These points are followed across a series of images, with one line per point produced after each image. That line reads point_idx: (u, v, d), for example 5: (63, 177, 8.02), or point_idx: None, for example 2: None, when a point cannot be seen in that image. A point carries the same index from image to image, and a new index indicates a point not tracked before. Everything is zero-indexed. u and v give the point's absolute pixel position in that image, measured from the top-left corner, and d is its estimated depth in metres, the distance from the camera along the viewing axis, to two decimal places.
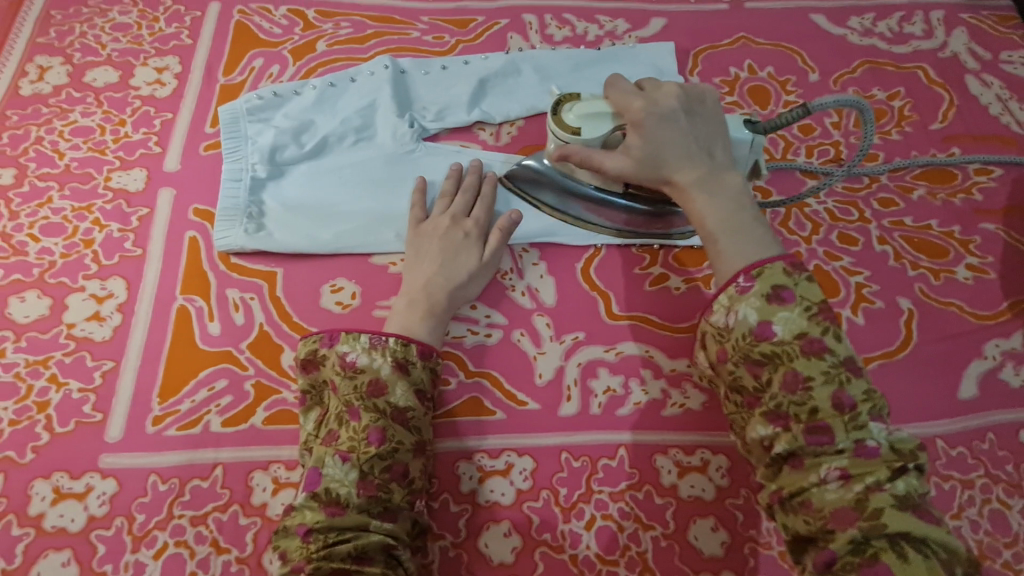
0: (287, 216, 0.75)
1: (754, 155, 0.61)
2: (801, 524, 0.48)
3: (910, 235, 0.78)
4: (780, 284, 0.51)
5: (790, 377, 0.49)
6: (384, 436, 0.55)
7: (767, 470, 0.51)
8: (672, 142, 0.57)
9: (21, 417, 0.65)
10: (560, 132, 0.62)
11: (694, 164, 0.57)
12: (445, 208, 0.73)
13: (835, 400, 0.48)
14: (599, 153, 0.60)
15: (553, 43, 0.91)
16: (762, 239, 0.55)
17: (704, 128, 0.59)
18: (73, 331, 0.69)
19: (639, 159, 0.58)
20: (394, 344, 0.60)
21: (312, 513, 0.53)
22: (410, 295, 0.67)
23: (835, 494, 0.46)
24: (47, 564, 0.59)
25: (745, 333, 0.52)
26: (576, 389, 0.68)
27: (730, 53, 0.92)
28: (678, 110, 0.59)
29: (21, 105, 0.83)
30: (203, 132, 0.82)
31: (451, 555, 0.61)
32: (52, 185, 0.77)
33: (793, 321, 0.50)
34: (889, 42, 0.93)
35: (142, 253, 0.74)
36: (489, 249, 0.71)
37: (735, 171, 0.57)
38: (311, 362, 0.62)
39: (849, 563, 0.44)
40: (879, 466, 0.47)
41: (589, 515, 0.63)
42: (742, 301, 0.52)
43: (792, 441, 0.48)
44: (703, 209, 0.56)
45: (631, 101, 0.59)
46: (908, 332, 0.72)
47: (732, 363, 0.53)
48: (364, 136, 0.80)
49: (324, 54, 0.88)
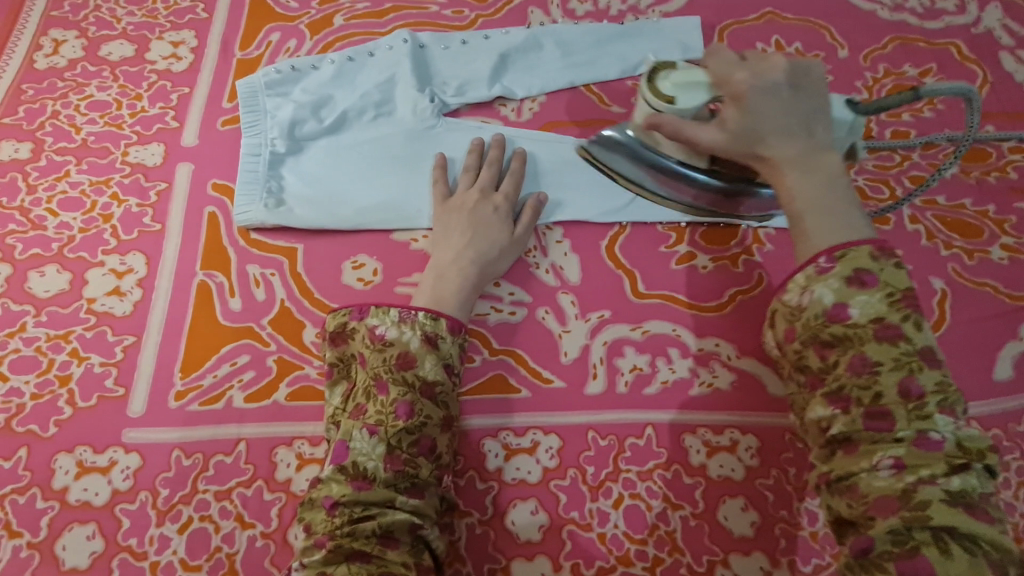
0: (307, 192, 0.74)
1: (851, 139, 0.57)
2: (843, 507, 0.46)
3: (943, 215, 0.76)
4: (864, 268, 0.49)
5: (858, 361, 0.47)
6: (412, 410, 0.54)
7: (820, 451, 0.49)
8: (774, 116, 0.53)
9: (43, 391, 0.65)
10: (654, 100, 0.59)
11: (793, 142, 0.53)
12: (470, 183, 0.73)
13: (902, 387, 0.46)
14: (692, 124, 0.56)
15: (575, 17, 0.89)
16: (855, 224, 0.52)
17: (809, 105, 0.55)
18: (93, 306, 0.68)
19: (734, 133, 0.55)
20: (424, 318, 0.59)
21: (338, 486, 0.52)
22: (440, 270, 0.66)
23: (884, 481, 0.44)
24: (73, 537, 0.59)
25: (818, 313, 0.50)
26: (602, 368, 0.67)
27: (757, 29, 0.89)
28: (785, 82, 0.54)
29: (37, 79, 0.81)
30: (220, 107, 0.80)
31: (478, 531, 0.61)
32: (69, 160, 0.76)
33: (870, 305, 0.48)
34: (921, 17, 0.90)
35: (161, 228, 0.73)
36: (519, 225, 0.71)
37: (834, 154, 0.54)
38: (340, 336, 0.62)
39: (887, 552, 0.43)
40: (938, 460, 0.44)
41: (617, 494, 0.62)
42: (821, 281, 0.50)
43: (849, 424, 0.47)
44: (795, 188, 0.53)
45: (733, 72, 0.55)
46: (941, 313, 0.71)
47: (800, 341, 0.51)
48: (384, 111, 0.79)
49: (341, 28, 0.86)
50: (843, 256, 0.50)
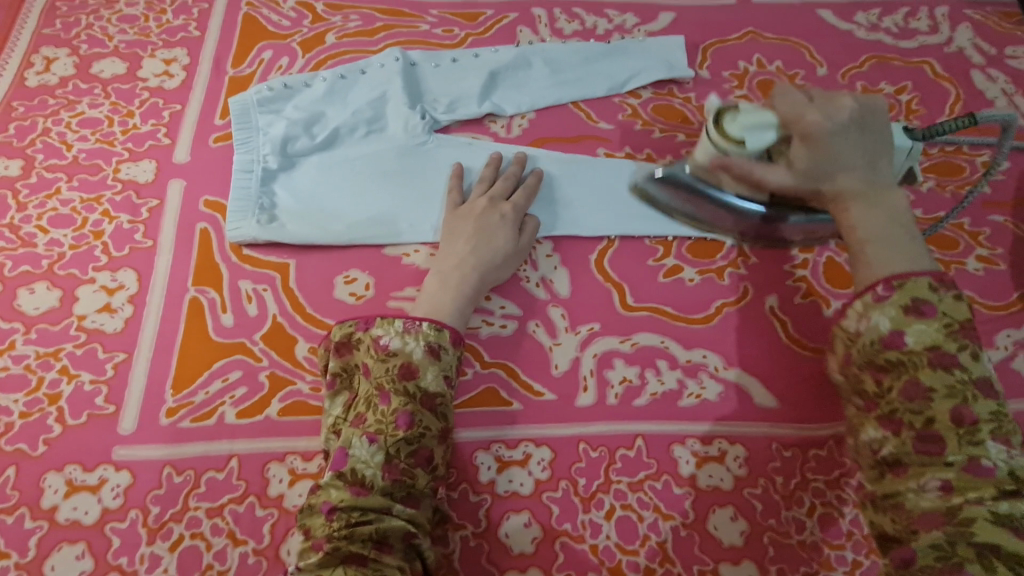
0: (299, 207, 0.75)
1: (908, 162, 0.61)
2: (887, 522, 0.49)
3: (919, 227, 0.79)
4: (923, 298, 0.51)
5: (911, 386, 0.50)
6: (413, 420, 0.55)
7: (869, 472, 0.52)
8: (843, 154, 0.55)
9: (32, 409, 0.64)
10: (721, 142, 0.59)
11: (858, 175, 0.55)
12: (483, 191, 0.74)
13: (956, 414, 0.48)
14: (760, 166, 0.57)
15: (563, 36, 0.91)
16: (919, 258, 0.53)
17: (874, 141, 0.56)
18: (84, 323, 0.68)
19: (802, 172, 0.56)
20: (428, 328, 0.60)
21: (337, 492, 0.52)
22: (442, 274, 0.67)
23: (931, 501, 0.47)
24: (61, 557, 0.58)
25: (873, 339, 0.52)
26: (593, 380, 0.68)
27: (739, 48, 0.92)
28: (850, 121, 0.55)
29: (27, 97, 0.82)
30: (212, 124, 0.81)
31: (472, 544, 0.61)
32: (60, 177, 0.76)
33: (926, 333, 0.50)
34: (895, 37, 0.94)
35: (153, 244, 0.73)
36: (523, 236, 0.72)
37: (900, 191, 0.55)
38: (345, 346, 0.62)
39: (929, 566, 0.45)
40: (987, 484, 0.46)
41: (609, 505, 0.62)
42: (878, 309, 0.52)
43: (899, 446, 0.50)
44: (862, 224, 0.54)
45: (802, 110, 0.55)
46: None
47: (854, 366, 0.53)
48: (376, 128, 0.80)
49: (333, 46, 0.88)
50: (901, 285, 0.52)
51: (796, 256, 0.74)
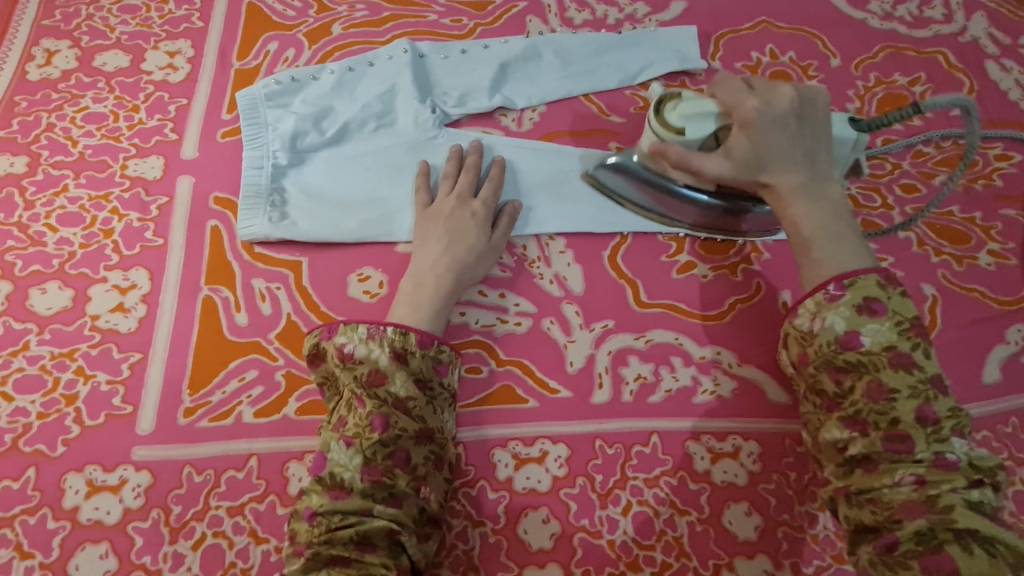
0: (309, 204, 0.74)
1: (855, 155, 0.64)
2: (867, 515, 0.52)
3: (932, 222, 0.79)
4: (873, 296, 0.56)
5: (875, 387, 0.53)
6: (387, 423, 0.56)
7: (837, 468, 0.55)
8: (780, 150, 0.60)
9: (49, 410, 0.64)
10: (662, 131, 0.64)
11: (798, 172, 0.60)
12: (449, 189, 0.73)
13: (919, 413, 0.52)
14: (698, 155, 0.62)
15: (573, 26, 0.90)
16: (856, 251, 0.58)
17: (814, 133, 0.61)
18: (98, 323, 0.68)
19: (742, 161, 0.60)
20: (392, 333, 0.61)
21: (317, 497, 0.55)
22: (417, 279, 0.67)
23: (907, 494, 0.50)
24: (85, 557, 0.59)
25: (830, 340, 0.56)
26: (608, 377, 0.68)
27: (752, 38, 0.91)
28: (788, 114, 0.60)
29: (30, 91, 0.80)
30: (220, 119, 0.80)
31: (491, 541, 0.62)
32: (67, 174, 0.75)
33: (881, 333, 0.54)
34: (909, 26, 0.92)
35: (164, 243, 0.72)
36: (497, 231, 0.72)
37: (836, 182, 0.61)
38: (317, 357, 0.63)
39: (911, 551, 0.48)
40: (958, 475, 0.50)
41: (625, 501, 0.63)
42: (831, 309, 0.56)
43: (869, 446, 0.53)
44: (800, 216, 0.60)
45: (743, 101, 0.61)
46: (933, 318, 0.73)
47: (814, 366, 0.57)
48: (385, 122, 0.79)
49: (341, 37, 0.86)
50: (851, 284, 0.57)
51: None
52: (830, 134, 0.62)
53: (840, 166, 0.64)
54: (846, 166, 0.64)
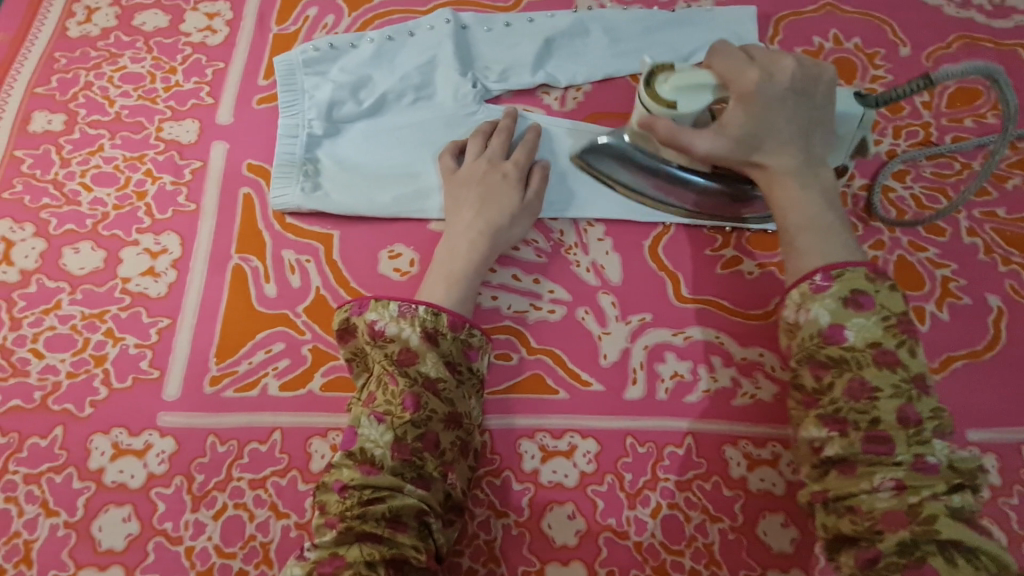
0: (342, 175, 0.72)
1: (863, 132, 0.59)
2: (846, 524, 0.48)
3: (1002, 228, 0.73)
4: (861, 290, 0.52)
5: (856, 385, 0.49)
6: (418, 403, 0.55)
7: (813, 471, 0.51)
8: (774, 128, 0.57)
9: (78, 369, 0.64)
10: (652, 103, 0.58)
11: (791, 155, 0.57)
12: (479, 152, 0.70)
13: (901, 414, 0.48)
14: (688, 131, 0.57)
15: (624, 2, 0.85)
16: (847, 245, 0.55)
17: (812, 114, 0.58)
18: (128, 286, 0.67)
19: (736, 139, 0.57)
20: (424, 313, 0.59)
21: (348, 471, 0.53)
22: (450, 246, 0.65)
23: (887, 501, 0.47)
24: (108, 519, 0.59)
25: (813, 333, 0.52)
26: (642, 372, 0.65)
27: (815, 22, 0.85)
28: (788, 88, 0.57)
29: (69, 48, 0.79)
30: (256, 84, 0.78)
31: (514, 533, 0.60)
32: (103, 134, 0.75)
33: (867, 328, 0.50)
34: (988, 15, 0.85)
35: (196, 208, 0.71)
36: (531, 193, 0.69)
37: (829, 169, 0.58)
38: (347, 333, 0.61)
39: (894, 563, 0.45)
40: (939, 480, 0.47)
41: (655, 503, 0.61)
42: (817, 300, 0.52)
43: (847, 446, 0.49)
44: (791, 202, 0.57)
45: (743, 73, 0.57)
46: (997, 331, 0.69)
47: (795, 360, 0.53)
48: (424, 94, 0.76)
49: (381, 5, 0.83)
50: (839, 276, 0.53)
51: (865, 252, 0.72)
52: (834, 114, 0.57)
53: (845, 148, 0.59)
54: (852, 145, 0.59)
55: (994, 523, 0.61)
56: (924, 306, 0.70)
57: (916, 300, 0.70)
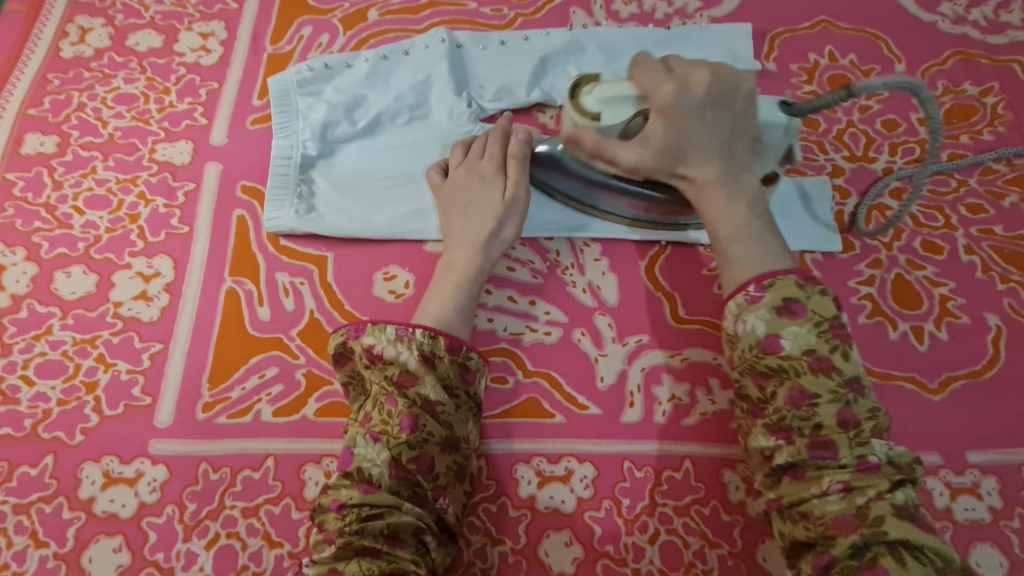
0: (337, 196, 0.72)
1: (788, 140, 0.59)
2: (800, 531, 0.48)
3: (1000, 246, 0.73)
4: (792, 297, 0.51)
5: (796, 393, 0.49)
6: (416, 424, 0.54)
7: (766, 478, 0.51)
8: (696, 135, 0.57)
9: (69, 397, 0.63)
10: (578, 116, 0.60)
11: (714, 163, 0.57)
12: (457, 160, 0.69)
13: (840, 418, 0.48)
14: (614, 141, 0.58)
15: (619, 20, 0.85)
16: (777, 250, 0.55)
17: (733, 122, 0.58)
18: (120, 311, 0.67)
19: (660, 150, 0.57)
20: (421, 336, 0.58)
21: (345, 490, 0.52)
22: (447, 260, 0.65)
23: (836, 505, 0.47)
24: (99, 550, 0.58)
25: (751, 344, 0.51)
26: (640, 395, 0.65)
27: (810, 38, 0.85)
28: (703, 100, 0.58)
29: (62, 69, 0.79)
30: (250, 105, 0.77)
31: (511, 561, 0.59)
32: (96, 155, 0.74)
33: (801, 336, 0.50)
34: (983, 31, 0.86)
35: (189, 230, 0.71)
36: (512, 185, 0.66)
37: (754, 174, 0.58)
38: (343, 356, 0.60)
39: (849, 567, 0.44)
40: (881, 478, 0.47)
41: (653, 529, 0.60)
42: (751, 311, 0.52)
43: (794, 454, 0.48)
44: (719, 211, 0.57)
45: (659, 85, 0.58)
46: (995, 351, 0.68)
47: (738, 372, 0.53)
48: (418, 114, 0.76)
49: (376, 24, 0.83)
50: (771, 285, 0.52)
51: (863, 271, 0.72)
52: (753, 122, 0.58)
53: (771, 154, 0.59)
54: (778, 153, 0.60)
55: (995, 546, 0.61)
56: (922, 325, 0.69)
57: (914, 318, 0.70)
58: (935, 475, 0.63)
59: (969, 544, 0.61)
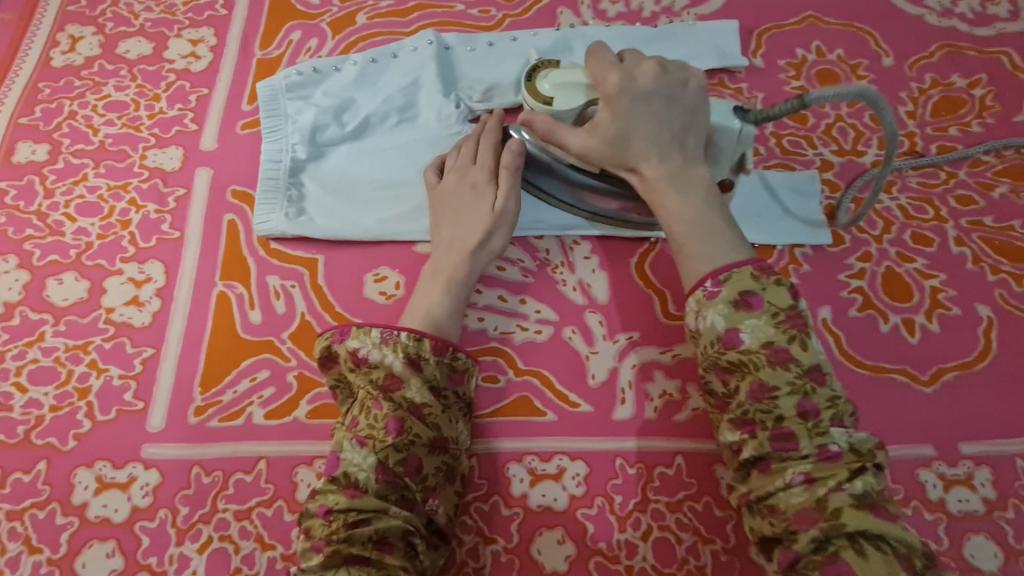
0: (326, 199, 0.72)
1: (740, 148, 0.59)
2: (765, 526, 0.49)
3: (990, 237, 0.73)
4: (749, 290, 0.51)
5: (757, 387, 0.49)
6: (402, 427, 0.54)
7: (737, 473, 0.52)
8: (644, 130, 0.56)
9: (61, 403, 0.64)
10: (532, 99, 0.59)
11: (664, 157, 0.56)
12: (450, 164, 0.69)
13: (800, 409, 0.48)
14: (565, 127, 0.58)
15: (606, 19, 0.86)
16: (733, 242, 0.54)
17: (683, 114, 0.57)
18: (112, 316, 0.67)
19: (608, 139, 0.56)
20: (406, 339, 0.58)
21: (333, 496, 0.52)
22: (434, 265, 0.65)
23: (799, 497, 0.47)
24: (92, 555, 0.58)
25: (713, 340, 0.51)
26: (631, 392, 0.65)
27: (797, 34, 0.85)
28: (653, 91, 0.56)
29: (53, 77, 0.79)
30: (240, 109, 0.78)
31: (504, 559, 0.59)
32: (86, 163, 0.75)
33: (760, 329, 0.50)
34: (970, 23, 0.86)
35: (180, 235, 0.71)
36: (501, 195, 0.66)
37: (707, 166, 0.57)
38: (329, 360, 0.61)
39: (812, 561, 0.45)
40: (840, 468, 0.47)
41: (645, 526, 0.60)
42: (711, 306, 0.51)
43: (758, 447, 0.49)
44: (671, 205, 0.56)
45: (607, 75, 0.57)
46: (987, 342, 0.68)
47: (703, 367, 0.53)
48: (407, 116, 0.76)
49: (365, 27, 0.84)
50: (727, 279, 0.52)
51: (853, 265, 0.72)
52: (704, 115, 0.57)
53: (726, 161, 0.59)
54: (733, 160, 0.59)
55: (990, 537, 0.61)
56: (914, 318, 0.69)
57: (906, 311, 0.70)
58: (927, 467, 0.63)
59: (963, 536, 0.60)
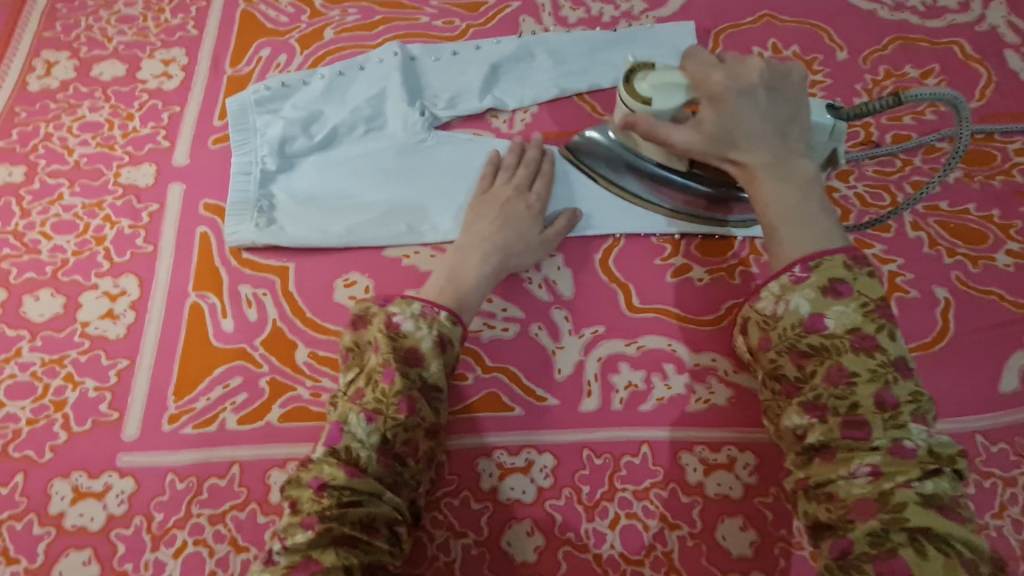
0: (298, 209, 0.74)
1: (833, 143, 0.59)
2: (822, 512, 0.49)
3: (945, 221, 0.75)
4: (839, 277, 0.52)
5: (835, 371, 0.50)
6: (413, 408, 0.54)
7: (797, 458, 0.52)
8: (749, 120, 0.57)
9: (38, 416, 0.65)
10: (630, 99, 0.60)
11: (765, 146, 0.56)
12: (507, 178, 0.72)
13: (878, 398, 0.49)
14: (665, 124, 0.59)
15: (567, 25, 0.88)
16: (829, 232, 0.54)
17: (787, 108, 0.58)
18: (87, 330, 0.69)
19: (709, 134, 0.57)
20: (444, 318, 0.59)
21: (330, 469, 0.51)
22: (461, 254, 0.66)
23: (861, 487, 0.47)
24: (69, 563, 0.59)
25: (795, 323, 0.53)
26: (597, 384, 0.66)
27: (753, 32, 0.88)
28: (758, 85, 0.58)
29: (29, 101, 0.82)
30: (211, 125, 0.80)
31: (474, 553, 0.60)
32: (62, 182, 0.77)
33: (846, 315, 0.51)
34: (922, 16, 0.88)
35: (154, 249, 0.73)
36: (551, 229, 0.70)
37: (808, 159, 0.57)
38: (359, 320, 0.61)
39: (865, 554, 0.45)
40: (912, 466, 0.47)
41: (613, 514, 0.61)
42: (796, 290, 0.53)
43: (826, 432, 0.50)
44: (771, 193, 0.55)
45: (709, 74, 0.58)
46: (945, 323, 0.69)
47: (775, 351, 0.54)
48: (375, 125, 0.78)
49: (332, 42, 0.86)
50: (817, 266, 0.53)
51: None
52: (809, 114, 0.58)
53: (819, 156, 0.60)
54: (823, 156, 0.60)
55: None
56: None
57: None
58: None
59: None
